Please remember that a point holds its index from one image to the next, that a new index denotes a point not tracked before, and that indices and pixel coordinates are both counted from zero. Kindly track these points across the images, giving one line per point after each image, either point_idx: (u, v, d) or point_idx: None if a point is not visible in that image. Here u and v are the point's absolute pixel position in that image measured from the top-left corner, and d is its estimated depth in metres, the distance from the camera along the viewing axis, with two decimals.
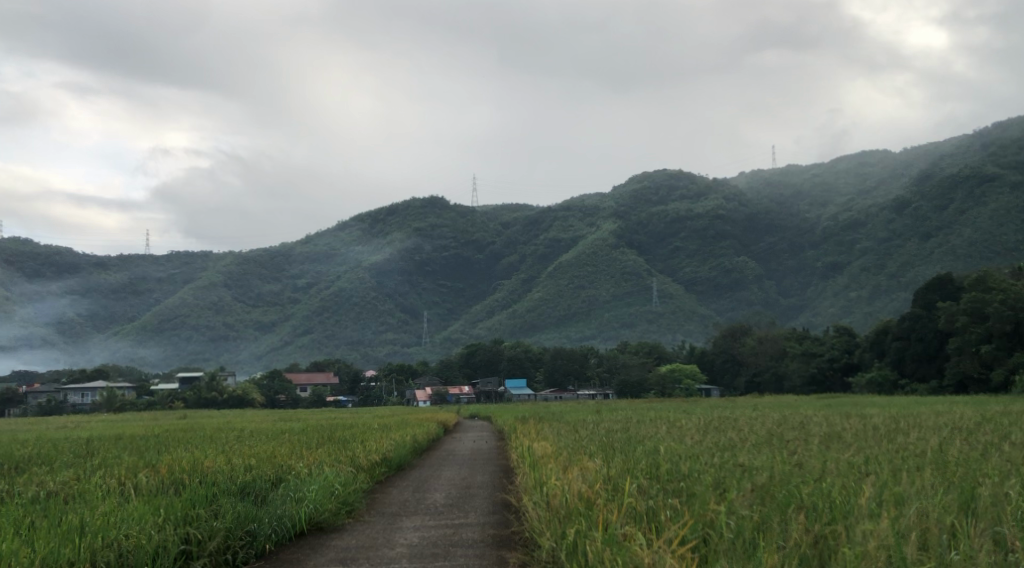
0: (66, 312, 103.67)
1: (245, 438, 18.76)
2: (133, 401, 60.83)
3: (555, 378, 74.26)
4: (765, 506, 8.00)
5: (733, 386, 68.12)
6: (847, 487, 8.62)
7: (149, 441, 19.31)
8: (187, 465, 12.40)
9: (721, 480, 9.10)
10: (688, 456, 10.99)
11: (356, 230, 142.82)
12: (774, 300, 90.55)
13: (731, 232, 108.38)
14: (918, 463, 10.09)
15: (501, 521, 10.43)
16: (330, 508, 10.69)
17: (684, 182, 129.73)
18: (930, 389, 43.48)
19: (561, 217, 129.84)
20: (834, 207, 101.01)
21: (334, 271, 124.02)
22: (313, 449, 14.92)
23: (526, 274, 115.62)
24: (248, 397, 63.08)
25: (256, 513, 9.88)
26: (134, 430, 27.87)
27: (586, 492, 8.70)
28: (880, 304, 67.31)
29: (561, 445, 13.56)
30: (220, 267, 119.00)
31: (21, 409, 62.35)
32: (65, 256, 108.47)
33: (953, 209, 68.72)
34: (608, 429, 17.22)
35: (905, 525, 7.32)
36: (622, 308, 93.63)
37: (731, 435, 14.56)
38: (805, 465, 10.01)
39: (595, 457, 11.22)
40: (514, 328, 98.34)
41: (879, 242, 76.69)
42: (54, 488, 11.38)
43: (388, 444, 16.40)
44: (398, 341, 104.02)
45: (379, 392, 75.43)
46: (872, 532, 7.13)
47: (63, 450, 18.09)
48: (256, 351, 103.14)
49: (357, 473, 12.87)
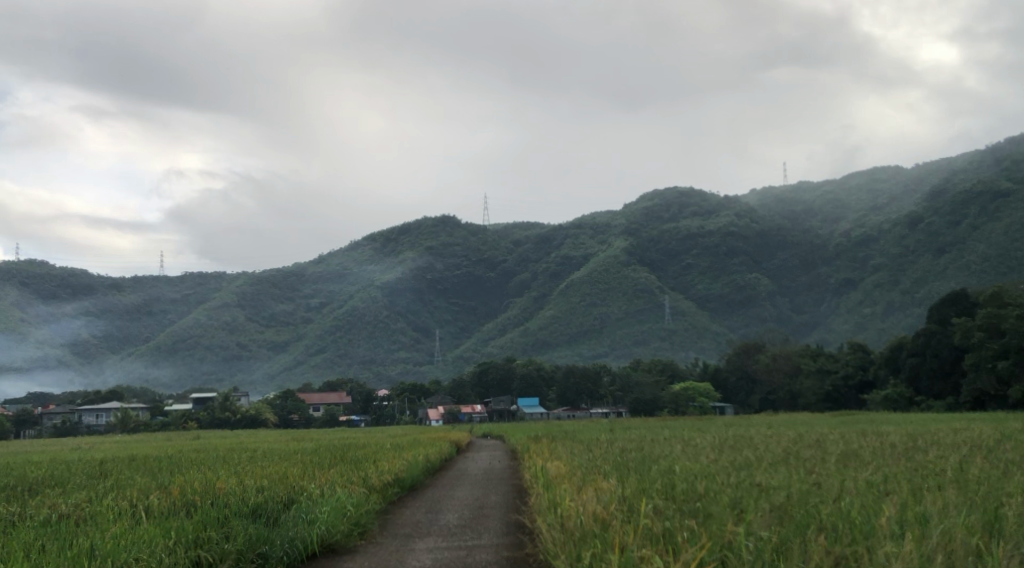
0: (80, 333, 103.98)
1: (257, 459, 18.69)
2: (147, 422, 60.89)
3: (568, 397, 74.07)
4: (783, 527, 7.88)
5: (747, 404, 67.81)
6: (867, 506, 8.48)
7: (161, 462, 19.26)
8: (198, 487, 12.31)
9: (739, 500, 8.96)
10: (704, 476, 10.85)
11: (368, 250, 143.19)
12: (787, 317, 90.18)
13: (743, 249, 108.21)
14: (938, 482, 9.94)
15: (515, 542, 10.32)
16: (342, 530, 10.51)
17: (695, 199, 129.67)
18: (947, 405, 43.09)
19: (572, 235, 129.90)
20: (846, 223, 100.75)
21: (347, 291, 124.28)
22: (326, 467, 14.85)
23: (537, 291, 115.60)
24: (262, 417, 63.05)
25: (267, 535, 9.81)
26: (146, 450, 27.90)
27: (601, 514, 8.58)
28: (894, 321, 66.93)
29: (575, 464, 13.46)
30: (234, 288, 119.42)
31: (36, 430, 62.48)
32: (79, 278, 109.07)
33: (966, 225, 68.42)
34: (621, 448, 17.09)
35: (928, 547, 7.18)
36: (635, 326, 93.42)
37: (747, 454, 14.40)
38: (823, 484, 9.85)
39: (608, 477, 11.09)
40: (526, 345, 98.23)
41: (892, 258, 76.43)
42: (65, 510, 11.30)
43: (401, 464, 16.28)
44: (410, 360, 104.04)
45: (391, 411, 75.38)
46: (895, 553, 7.03)
47: (75, 473, 18.00)
48: (269, 371, 103.32)
49: (370, 494, 12.77)
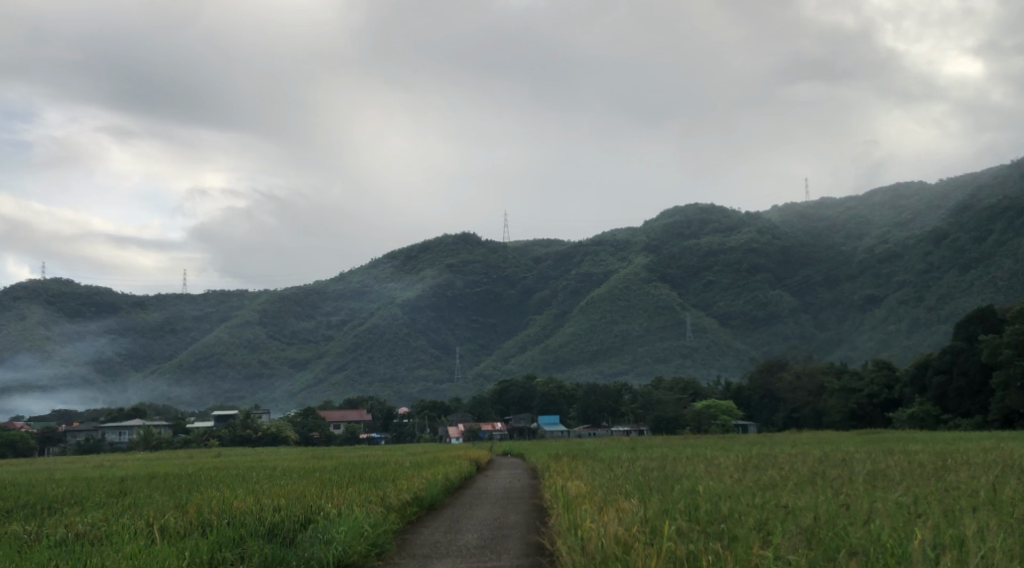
0: (104, 351, 104.56)
1: (275, 477, 18.67)
2: (169, 440, 61.00)
3: (589, 415, 73.73)
4: (811, 552, 7.63)
5: (770, 422, 67.16)
6: (898, 530, 8.23)
7: (180, 481, 19.24)
8: (215, 506, 12.20)
9: (763, 521, 8.75)
10: (727, 496, 10.67)
11: (388, 267, 143.51)
12: (811, 334, 89.38)
13: (765, 265, 107.59)
14: (971, 504, 9.66)
15: (535, 565, 10.13)
16: (359, 550, 10.36)
17: (716, 215, 129.11)
18: (975, 424, 42.45)
19: (592, 252, 129.64)
20: (869, 239, 100.07)
21: (367, 308, 124.51)
22: (346, 486, 14.72)
23: (557, 308, 115.40)
24: (283, 434, 63.03)
25: (284, 554, 9.67)
26: (164, 468, 27.90)
27: (623, 536, 8.36)
28: (919, 338, 66.17)
29: (596, 483, 13.30)
30: (256, 305, 119.87)
31: (60, 448, 62.68)
32: (104, 296, 109.92)
33: (991, 241, 67.86)
34: (644, 466, 16.88)
35: None
36: (656, 344, 92.98)
37: (771, 473, 14.14)
38: (852, 505, 9.59)
39: (629, 498, 10.93)
40: (547, 363, 98.02)
41: (915, 274, 75.87)
42: (82, 529, 11.23)
43: (420, 482, 16.15)
44: (431, 377, 103.99)
45: (412, 428, 75.31)
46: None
47: (96, 491, 17.92)
48: (290, 389, 103.61)
49: (388, 513, 12.60)
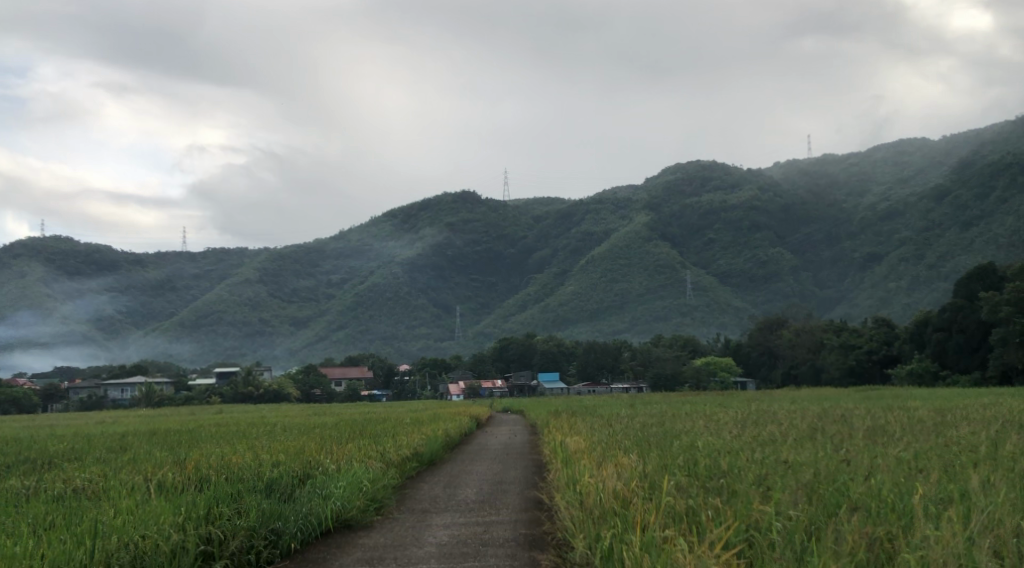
0: (104, 308, 104.68)
1: (276, 433, 18.71)
2: (171, 397, 61.16)
3: (589, 372, 73.88)
4: (812, 507, 7.55)
5: (768, 379, 67.17)
6: (899, 486, 8.18)
7: (179, 438, 19.14)
8: (213, 462, 12.12)
9: (764, 477, 8.69)
10: (728, 452, 10.59)
11: (388, 226, 142.86)
12: (811, 292, 89.28)
13: (766, 224, 107.32)
14: (972, 459, 9.61)
15: (534, 519, 10.06)
16: (358, 506, 10.33)
17: (717, 173, 128.29)
18: (973, 380, 42.56)
19: (593, 210, 129.09)
20: (871, 196, 99.59)
21: (367, 267, 124.32)
22: (344, 442, 14.66)
23: (557, 267, 115.19)
24: (284, 392, 63.26)
25: (281, 510, 9.54)
26: (163, 425, 27.75)
27: (623, 492, 8.29)
28: (919, 296, 66.03)
29: (594, 439, 13.25)
30: (256, 264, 119.67)
31: (63, 404, 62.95)
32: (104, 254, 109.85)
33: (994, 198, 67.52)
34: (643, 423, 16.84)
35: (974, 529, 6.86)
36: (656, 301, 92.88)
37: (772, 430, 14.13)
38: (853, 460, 9.56)
39: (629, 453, 10.86)
40: (547, 321, 98.10)
41: (917, 232, 75.55)
42: (79, 485, 11.15)
43: (419, 438, 16.10)
44: (431, 335, 104.10)
45: (412, 386, 75.55)
46: (942, 536, 6.67)
47: (96, 447, 17.81)
48: (291, 346, 103.77)
49: (386, 469, 12.55)
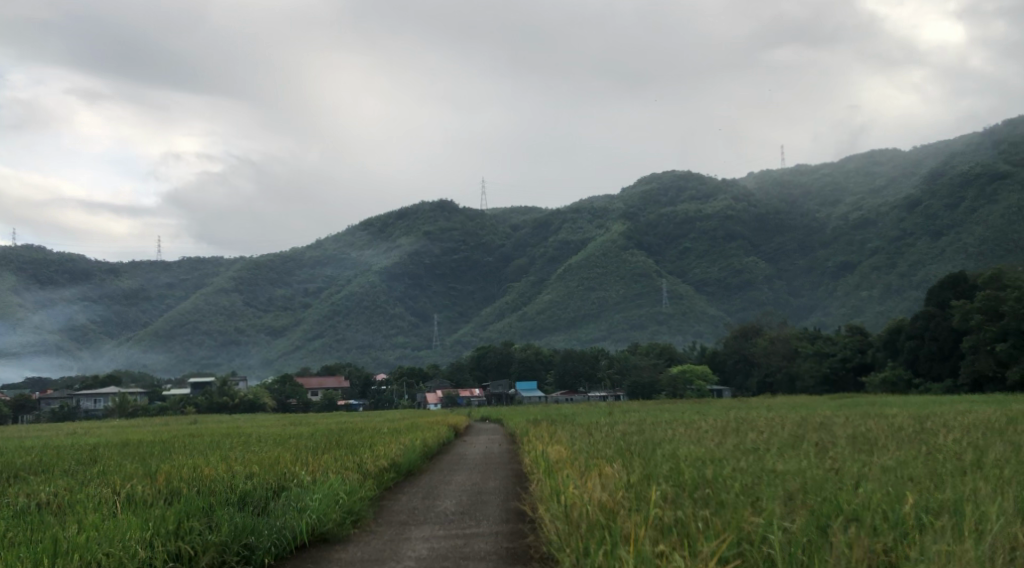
0: (76, 318, 103.34)
1: (250, 444, 18.37)
2: (145, 407, 60.30)
3: (566, 381, 73.67)
4: (805, 518, 7.34)
5: (744, 387, 67.22)
6: (891, 494, 8.01)
7: (152, 449, 18.78)
8: (186, 474, 11.80)
9: (751, 487, 8.48)
10: (711, 460, 10.41)
11: (364, 235, 141.88)
12: (786, 301, 89.68)
13: (741, 233, 107.83)
14: (961, 467, 9.47)
15: (516, 531, 9.84)
16: (334, 519, 10.05)
17: (693, 183, 128.80)
18: (945, 387, 42.76)
19: (570, 219, 129.18)
20: (844, 206, 100.17)
21: (343, 276, 123.67)
22: (320, 453, 14.32)
23: (535, 275, 115.09)
24: (259, 402, 62.55)
25: (254, 525, 9.21)
26: (140, 436, 27.33)
27: (609, 503, 8.05)
28: (892, 305, 66.39)
29: (576, 449, 12.99)
30: (231, 273, 118.68)
31: (34, 416, 61.95)
32: (77, 263, 108.30)
33: (964, 207, 67.86)
34: (623, 432, 16.60)
35: (984, 548, 6.62)
36: (633, 309, 92.90)
37: (752, 438, 13.88)
38: (840, 470, 9.34)
39: (612, 462, 10.64)
40: (524, 330, 98.03)
41: (889, 240, 75.90)
42: (45, 498, 10.80)
43: (397, 448, 15.78)
44: (408, 345, 103.74)
45: (389, 396, 75.18)
46: (950, 551, 6.46)
47: (66, 459, 17.44)
48: (266, 356, 103.14)
49: (364, 480, 12.25)
